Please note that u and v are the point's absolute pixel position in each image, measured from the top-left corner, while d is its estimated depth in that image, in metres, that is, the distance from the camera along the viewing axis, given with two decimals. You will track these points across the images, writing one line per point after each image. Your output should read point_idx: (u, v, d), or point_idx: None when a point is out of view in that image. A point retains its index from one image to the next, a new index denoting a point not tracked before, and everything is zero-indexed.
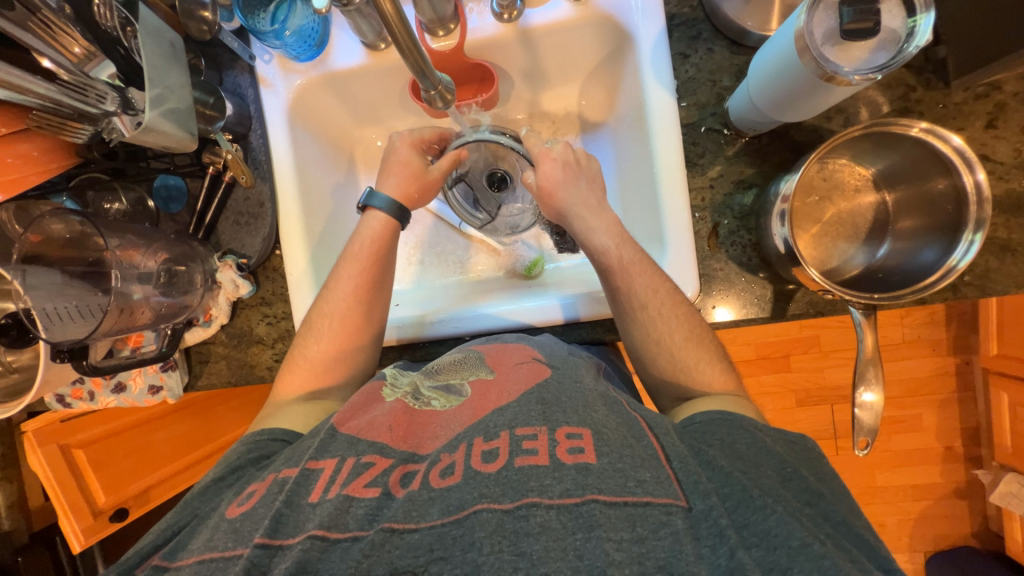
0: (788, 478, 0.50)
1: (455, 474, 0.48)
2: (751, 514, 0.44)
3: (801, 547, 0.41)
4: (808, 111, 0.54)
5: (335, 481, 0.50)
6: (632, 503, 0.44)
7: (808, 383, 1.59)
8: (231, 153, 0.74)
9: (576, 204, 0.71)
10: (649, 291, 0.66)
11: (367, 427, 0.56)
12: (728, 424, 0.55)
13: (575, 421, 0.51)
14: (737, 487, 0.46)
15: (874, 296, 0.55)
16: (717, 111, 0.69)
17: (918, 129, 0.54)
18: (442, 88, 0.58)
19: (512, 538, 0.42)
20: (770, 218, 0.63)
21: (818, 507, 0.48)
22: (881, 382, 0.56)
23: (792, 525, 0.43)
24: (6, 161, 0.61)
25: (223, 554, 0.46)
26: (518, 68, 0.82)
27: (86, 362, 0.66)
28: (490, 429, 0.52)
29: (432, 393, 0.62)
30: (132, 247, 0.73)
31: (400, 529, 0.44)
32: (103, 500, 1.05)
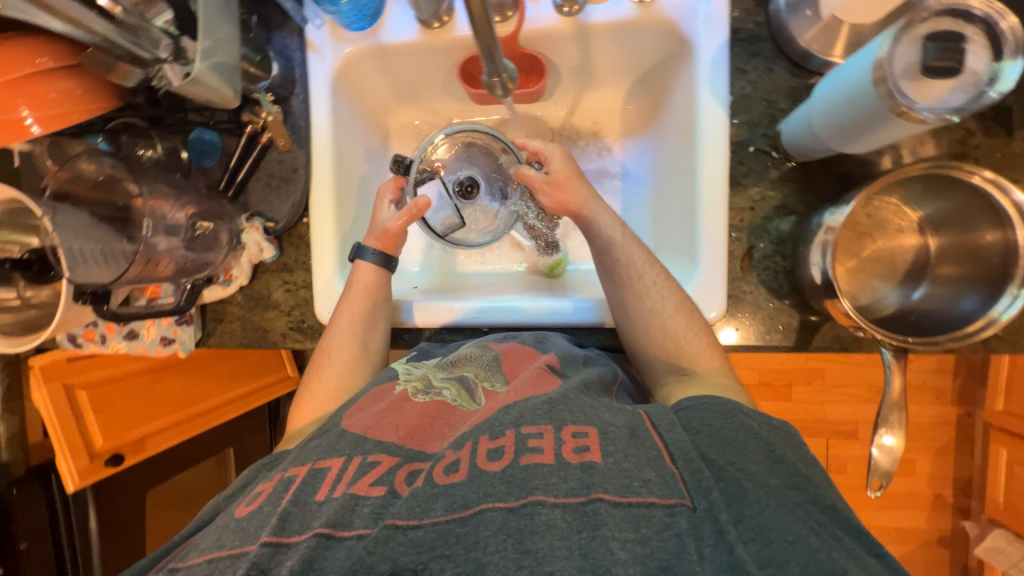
0: (777, 463, 0.48)
1: (458, 472, 0.47)
2: (746, 508, 0.43)
3: (797, 541, 0.40)
4: (867, 144, 0.53)
5: (341, 480, 0.49)
6: (637, 504, 0.43)
7: (807, 415, 1.58)
8: (273, 115, 0.74)
9: (587, 196, 0.71)
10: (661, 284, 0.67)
11: (375, 426, 0.54)
12: (714, 407, 0.54)
13: (581, 421, 0.51)
14: (732, 483, 0.45)
15: (908, 339, 0.54)
16: (768, 133, 0.68)
17: (980, 177, 0.53)
18: (506, 76, 0.59)
19: (516, 535, 0.42)
20: (810, 248, 0.62)
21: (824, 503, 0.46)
22: (904, 427, 0.55)
23: (786, 518, 0.42)
24: (48, 95, 0.60)
25: (231, 551, 0.46)
26: (568, 64, 0.81)
27: (106, 307, 0.68)
28: (495, 428, 0.50)
29: (445, 384, 0.62)
30: (162, 198, 0.72)
31: (403, 525, 0.43)
32: (100, 444, 1.05)
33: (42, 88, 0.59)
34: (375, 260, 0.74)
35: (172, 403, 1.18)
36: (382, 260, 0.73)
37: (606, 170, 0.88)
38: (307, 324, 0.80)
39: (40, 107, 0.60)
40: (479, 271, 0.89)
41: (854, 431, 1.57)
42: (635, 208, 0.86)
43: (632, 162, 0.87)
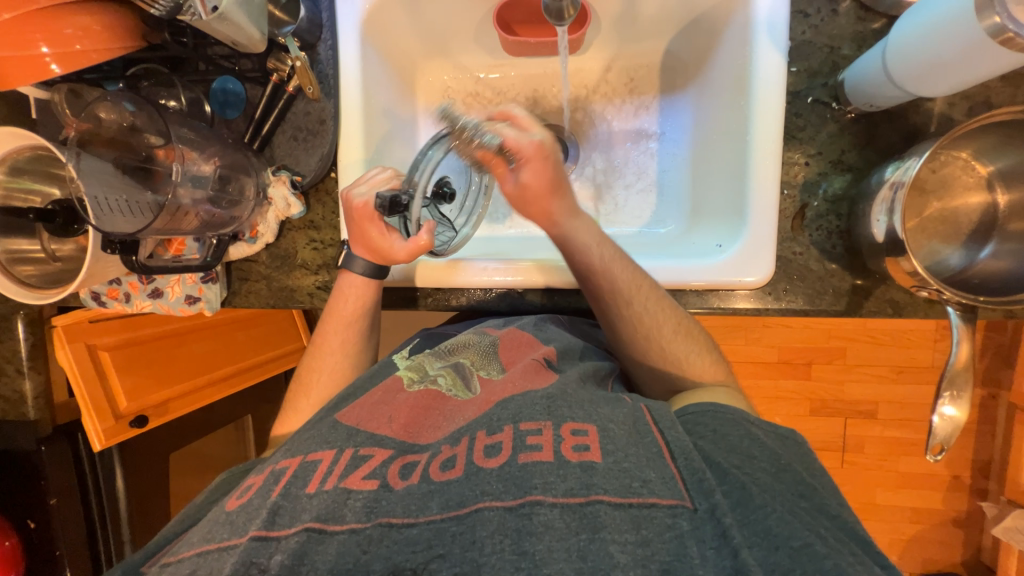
0: (781, 470, 0.49)
1: (455, 468, 0.48)
2: (754, 513, 0.44)
3: (803, 548, 0.41)
4: (945, 87, 0.50)
5: (333, 472, 0.50)
6: (637, 505, 0.44)
7: (826, 394, 1.56)
8: (301, 60, 0.68)
9: (559, 210, 0.63)
10: (632, 285, 0.64)
11: (369, 417, 0.57)
12: (719, 416, 0.55)
13: (580, 417, 0.52)
14: (737, 484, 0.46)
15: (979, 298, 0.51)
16: (828, 82, 0.63)
17: None
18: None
19: (513, 537, 0.42)
20: (870, 205, 0.59)
21: (811, 498, 0.48)
22: (967, 398, 0.53)
23: (791, 523, 0.43)
24: (65, 32, 0.57)
25: (221, 545, 0.47)
26: (609, 13, 0.79)
27: (135, 258, 0.66)
28: (493, 424, 0.52)
29: (440, 372, 0.64)
30: (189, 148, 0.69)
31: (398, 524, 0.44)
32: (125, 405, 1.05)
33: (59, 23, 0.57)
34: (365, 270, 0.72)
35: (196, 367, 1.20)
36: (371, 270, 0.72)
37: (641, 131, 0.84)
38: (334, 284, 0.78)
39: (58, 44, 0.57)
40: (507, 234, 0.88)
41: (873, 411, 1.55)
42: (672, 169, 0.83)
43: (669, 121, 0.83)
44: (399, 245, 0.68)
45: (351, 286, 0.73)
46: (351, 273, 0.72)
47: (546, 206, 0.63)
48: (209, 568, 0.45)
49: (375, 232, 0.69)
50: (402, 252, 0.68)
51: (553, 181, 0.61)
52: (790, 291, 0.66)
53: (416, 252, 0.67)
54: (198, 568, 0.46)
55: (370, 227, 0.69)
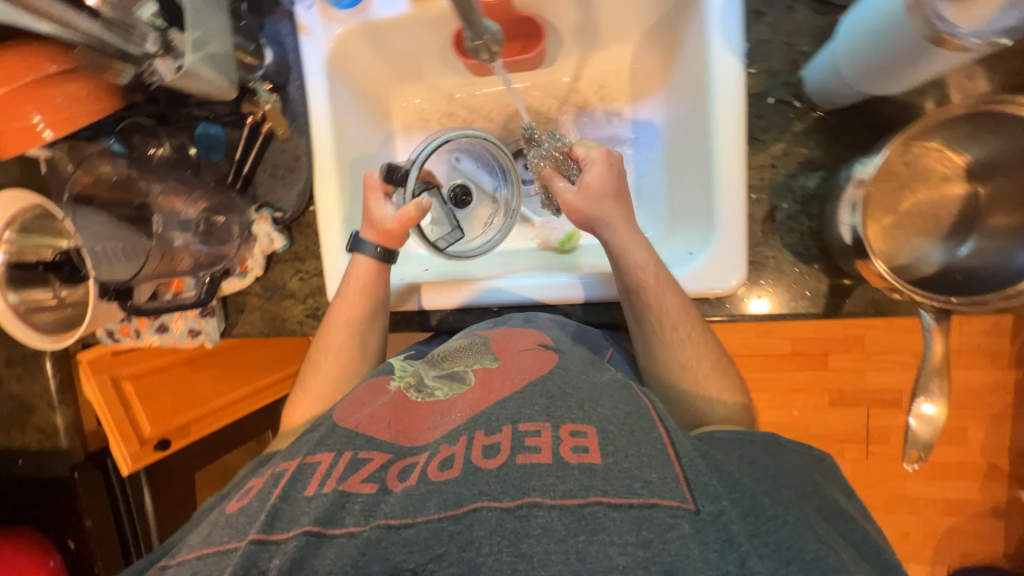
0: (806, 496, 0.50)
1: (454, 468, 0.48)
2: (765, 525, 0.44)
3: (815, 561, 0.42)
4: (897, 83, 0.50)
5: (331, 475, 0.50)
6: (637, 505, 0.44)
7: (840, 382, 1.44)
8: (271, 103, 0.74)
9: (618, 215, 0.67)
10: (680, 313, 0.64)
11: (367, 422, 0.56)
12: (747, 443, 0.55)
13: (579, 419, 0.51)
14: (750, 496, 0.46)
15: (951, 300, 0.49)
16: (789, 80, 0.62)
17: None
18: (488, 39, 0.56)
19: (511, 538, 0.43)
20: (838, 205, 0.57)
21: (835, 522, 0.48)
22: (946, 396, 0.51)
23: (803, 536, 0.44)
24: (55, 100, 0.62)
25: (218, 547, 0.48)
26: (567, 23, 0.78)
27: (129, 303, 0.71)
28: (491, 424, 0.52)
29: (437, 383, 0.63)
30: (174, 194, 0.75)
31: (396, 525, 0.44)
32: (148, 430, 1.13)
33: (52, 94, 0.61)
34: (374, 254, 0.73)
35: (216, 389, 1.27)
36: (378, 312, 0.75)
37: (615, 137, 0.84)
38: (322, 311, 0.82)
39: (51, 112, 0.62)
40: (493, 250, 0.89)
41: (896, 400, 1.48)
42: (648, 175, 0.81)
43: (644, 126, 0.82)
44: (388, 216, 0.72)
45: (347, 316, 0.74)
46: (361, 257, 0.74)
47: (605, 208, 0.67)
48: (209, 570, 0.46)
49: (374, 200, 0.73)
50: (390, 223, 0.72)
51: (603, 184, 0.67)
52: (771, 295, 0.65)
53: (404, 223, 0.71)
54: (199, 568, 0.47)
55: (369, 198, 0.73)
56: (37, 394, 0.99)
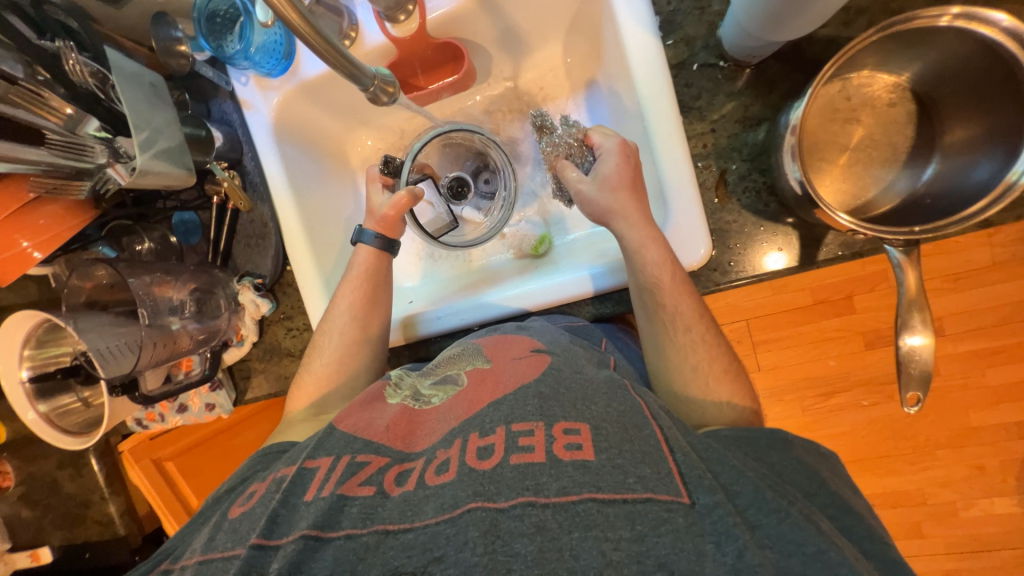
0: (811, 494, 0.48)
1: (450, 471, 0.46)
2: (763, 517, 0.42)
3: (817, 554, 0.39)
4: (806, 23, 0.51)
5: (330, 479, 0.48)
6: (631, 500, 0.41)
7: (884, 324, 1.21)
8: (228, 181, 0.76)
9: (637, 207, 0.62)
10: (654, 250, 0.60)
11: (365, 426, 0.55)
12: (750, 441, 0.51)
13: (573, 416, 0.48)
14: (749, 490, 0.44)
15: (913, 229, 0.49)
16: (709, 43, 0.62)
17: (949, 17, 0.47)
18: (381, 82, 0.56)
19: (503, 539, 0.40)
20: (780, 156, 0.56)
21: (842, 519, 0.46)
22: (930, 325, 0.52)
23: (807, 530, 0.41)
24: (38, 222, 0.67)
25: (223, 554, 0.47)
26: (489, 38, 0.78)
27: (137, 392, 0.75)
28: (485, 425, 0.49)
29: (433, 390, 0.61)
30: (164, 282, 0.77)
31: (395, 530, 0.43)
32: (195, 503, 1.21)
33: (32, 217, 0.67)
34: (375, 243, 0.75)
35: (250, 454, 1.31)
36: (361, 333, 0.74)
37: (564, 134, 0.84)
38: None
39: (37, 234, 0.67)
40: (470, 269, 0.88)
41: None
42: None
43: (589, 117, 0.82)
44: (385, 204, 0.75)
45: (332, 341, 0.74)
46: (363, 246, 0.76)
47: (623, 202, 0.62)
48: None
49: (374, 190, 0.78)
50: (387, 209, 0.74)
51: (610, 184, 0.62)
52: (745, 254, 0.63)
53: (399, 206, 0.73)
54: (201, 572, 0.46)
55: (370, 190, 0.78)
56: (88, 489, 1.06)
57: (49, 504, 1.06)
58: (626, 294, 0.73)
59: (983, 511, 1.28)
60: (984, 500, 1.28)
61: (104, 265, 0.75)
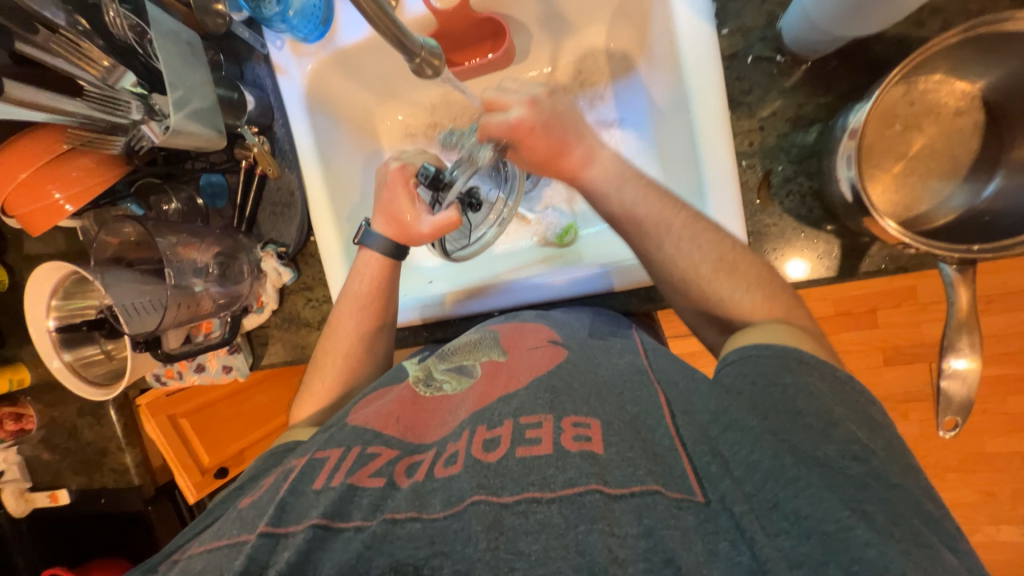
0: (831, 426, 0.41)
1: (457, 463, 0.46)
2: (781, 490, 0.38)
3: (839, 534, 0.35)
4: (877, 19, 0.48)
5: (340, 469, 0.49)
6: (638, 494, 0.40)
7: (899, 340, 1.18)
8: (258, 147, 0.77)
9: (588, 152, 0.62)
10: (662, 227, 0.58)
11: (375, 418, 0.55)
12: (759, 367, 0.47)
13: (583, 411, 0.47)
14: (766, 458, 0.40)
15: (972, 248, 0.47)
16: (767, 35, 0.59)
17: None
18: (426, 54, 0.53)
19: (508, 535, 0.40)
20: (834, 159, 0.53)
21: (868, 461, 0.39)
22: (978, 349, 0.50)
23: (827, 503, 0.37)
24: (71, 174, 0.67)
25: (229, 541, 0.47)
26: (532, 16, 0.76)
27: (160, 350, 0.76)
28: (493, 418, 0.49)
29: (445, 376, 0.60)
30: (189, 243, 0.78)
31: (402, 518, 0.42)
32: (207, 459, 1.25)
33: (67, 168, 0.67)
34: (381, 248, 0.73)
35: (261, 416, 1.37)
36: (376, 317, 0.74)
37: (601, 121, 0.80)
38: None
39: (69, 186, 0.67)
40: (490, 254, 0.87)
41: None
42: (640, 155, 0.77)
43: (627, 106, 0.79)
44: (425, 220, 0.71)
45: (349, 327, 0.73)
46: (369, 250, 0.73)
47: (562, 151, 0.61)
48: (220, 564, 0.45)
49: (405, 201, 0.71)
50: (426, 228, 0.71)
51: (555, 143, 0.61)
52: (784, 259, 0.60)
53: (442, 228, 0.70)
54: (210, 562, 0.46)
55: (399, 198, 0.72)
56: (106, 438, 1.05)
57: (68, 449, 1.07)
58: (651, 292, 0.71)
59: (987, 538, 1.26)
60: (990, 526, 1.25)
61: (133, 223, 0.75)
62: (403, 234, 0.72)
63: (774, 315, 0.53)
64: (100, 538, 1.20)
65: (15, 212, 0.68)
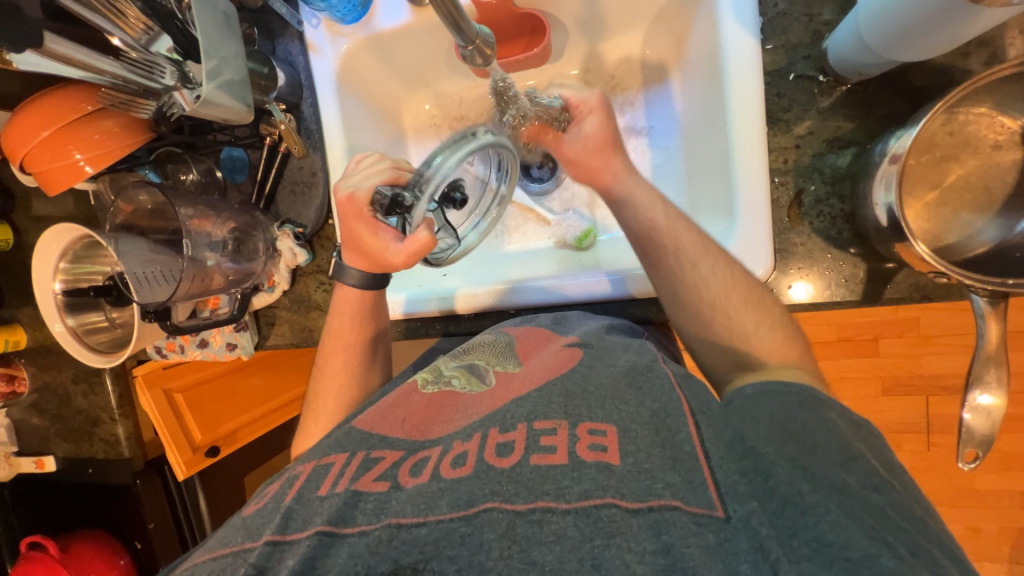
0: (851, 459, 0.41)
1: (466, 465, 0.45)
2: (800, 517, 0.37)
3: (863, 560, 0.34)
4: (935, 46, 0.48)
5: (344, 475, 0.47)
6: (657, 508, 0.39)
7: (898, 370, 1.19)
8: (286, 123, 0.75)
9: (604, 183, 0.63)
10: (682, 265, 0.59)
11: (381, 421, 0.54)
12: (780, 397, 0.47)
13: (599, 417, 0.46)
14: (783, 484, 0.39)
15: (1005, 282, 0.47)
16: (811, 54, 0.60)
17: None
18: (481, 43, 0.53)
19: (523, 543, 0.39)
20: (870, 182, 0.53)
21: (888, 493, 0.39)
22: (1003, 384, 0.50)
23: (848, 532, 0.36)
24: (94, 136, 0.66)
25: (233, 549, 0.45)
26: (572, 15, 0.75)
27: (169, 322, 0.75)
28: (506, 421, 0.48)
29: (455, 372, 0.60)
30: (205, 217, 0.77)
31: (407, 524, 0.41)
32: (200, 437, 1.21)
33: (89, 130, 0.65)
34: (358, 280, 0.71)
35: (258, 397, 1.37)
36: (371, 343, 0.75)
37: (629, 128, 0.80)
38: None
39: (91, 148, 0.66)
40: (505, 251, 0.87)
41: None
42: (666, 164, 0.77)
43: (657, 116, 0.78)
44: (396, 248, 0.64)
45: (341, 353, 0.74)
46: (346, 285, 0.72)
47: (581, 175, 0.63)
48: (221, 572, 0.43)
49: (366, 230, 0.65)
50: (399, 257, 0.63)
51: None
52: (805, 280, 0.60)
53: (416, 255, 0.61)
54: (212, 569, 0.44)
55: (359, 228, 0.66)
56: (100, 408, 1.03)
57: (60, 415, 1.06)
58: None
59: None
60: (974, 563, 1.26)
61: (150, 189, 0.74)
62: (370, 263, 0.69)
63: (790, 344, 0.53)
64: (83, 509, 1.18)
65: (33, 168, 0.67)
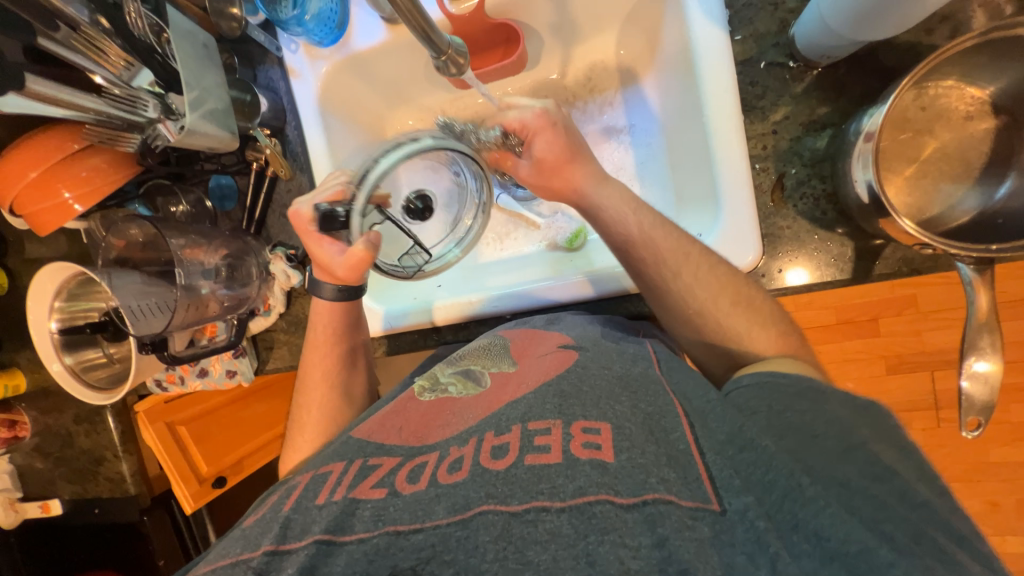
0: (853, 449, 0.41)
1: (462, 469, 0.45)
2: (799, 511, 0.37)
3: (860, 554, 0.34)
4: (896, 22, 0.49)
5: (341, 484, 0.47)
6: (651, 502, 0.38)
7: (900, 348, 1.19)
8: (270, 147, 0.76)
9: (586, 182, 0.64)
10: (678, 258, 0.58)
11: (378, 430, 0.54)
12: (779, 388, 0.47)
13: (593, 416, 0.46)
14: (783, 477, 0.39)
15: (989, 247, 0.47)
16: (780, 42, 0.61)
17: None
18: (453, 53, 0.54)
19: (517, 544, 0.38)
20: (849, 161, 0.54)
21: (895, 481, 0.39)
22: (999, 351, 0.51)
23: (848, 522, 0.36)
24: (81, 175, 0.67)
25: (232, 559, 0.44)
26: (544, 22, 0.77)
27: (166, 352, 0.75)
28: (502, 424, 0.48)
29: (450, 379, 0.60)
30: (197, 246, 0.78)
31: (404, 530, 0.41)
32: (206, 469, 1.20)
33: (76, 168, 0.66)
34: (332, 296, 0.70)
35: (263, 424, 1.35)
36: (353, 353, 0.75)
37: (611, 127, 0.81)
38: None
39: (78, 186, 0.67)
40: (498, 259, 0.87)
41: None
42: (649, 160, 0.78)
43: (637, 114, 0.80)
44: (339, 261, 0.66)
45: (323, 365, 0.74)
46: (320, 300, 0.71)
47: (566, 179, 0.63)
48: None
49: (316, 246, 0.67)
50: (342, 269, 0.66)
51: None
52: (795, 262, 0.61)
53: (354, 267, 0.64)
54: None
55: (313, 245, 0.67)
56: (104, 446, 1.03)
57: (63, 458, 1.05)
58: None
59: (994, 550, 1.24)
60: (995, 537, 1.24)
61: (141, 223, 0.75)
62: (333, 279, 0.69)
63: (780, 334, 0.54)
64: (91, 549, 1.17)
65: (23, 211, 0.67)
